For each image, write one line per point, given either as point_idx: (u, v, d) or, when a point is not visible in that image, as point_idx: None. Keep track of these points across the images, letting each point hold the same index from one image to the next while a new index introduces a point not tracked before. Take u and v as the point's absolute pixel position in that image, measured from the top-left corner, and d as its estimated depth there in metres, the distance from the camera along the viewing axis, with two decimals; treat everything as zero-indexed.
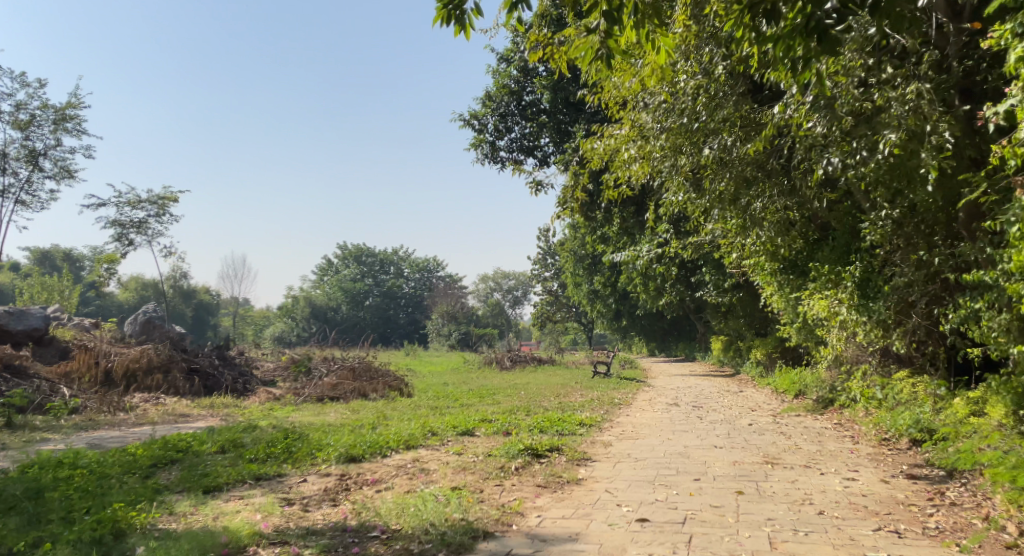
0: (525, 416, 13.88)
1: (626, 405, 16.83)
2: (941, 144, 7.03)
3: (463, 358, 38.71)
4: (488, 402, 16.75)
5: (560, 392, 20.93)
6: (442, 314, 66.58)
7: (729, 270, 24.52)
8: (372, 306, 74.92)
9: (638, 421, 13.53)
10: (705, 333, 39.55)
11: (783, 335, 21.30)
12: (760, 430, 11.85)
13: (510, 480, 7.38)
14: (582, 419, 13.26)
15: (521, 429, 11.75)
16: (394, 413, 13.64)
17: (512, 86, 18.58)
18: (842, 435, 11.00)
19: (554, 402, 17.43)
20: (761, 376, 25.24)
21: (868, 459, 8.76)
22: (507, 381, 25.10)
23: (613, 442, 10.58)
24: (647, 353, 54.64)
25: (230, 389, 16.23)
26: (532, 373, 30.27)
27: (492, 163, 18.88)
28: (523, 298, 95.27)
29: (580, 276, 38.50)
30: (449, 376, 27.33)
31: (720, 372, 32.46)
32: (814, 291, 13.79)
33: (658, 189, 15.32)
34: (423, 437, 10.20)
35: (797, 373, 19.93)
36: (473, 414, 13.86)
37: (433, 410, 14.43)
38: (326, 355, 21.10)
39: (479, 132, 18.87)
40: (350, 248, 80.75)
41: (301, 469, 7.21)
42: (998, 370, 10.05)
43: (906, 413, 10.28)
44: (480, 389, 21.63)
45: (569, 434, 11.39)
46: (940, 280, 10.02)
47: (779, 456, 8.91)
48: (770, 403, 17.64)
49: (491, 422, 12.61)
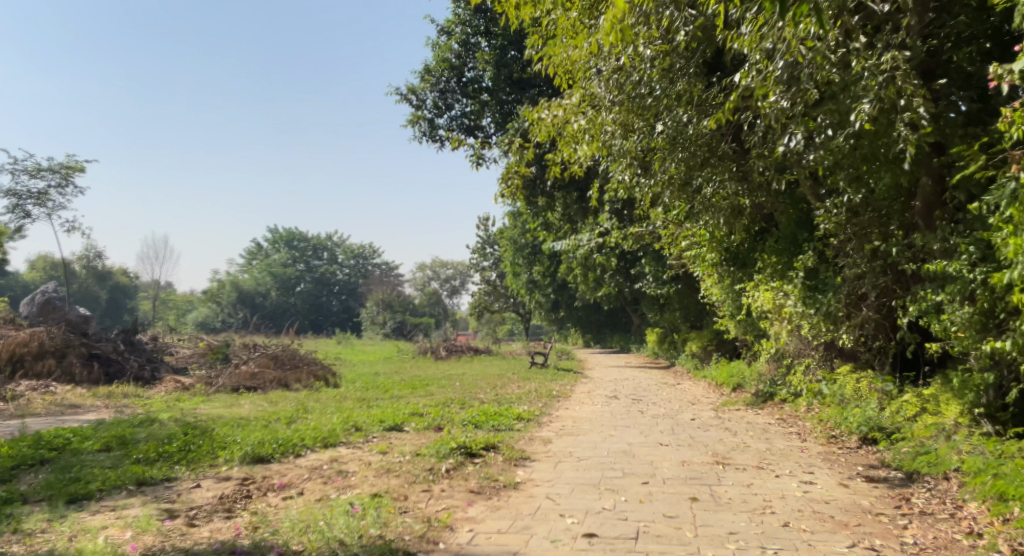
0: (457, 409, 13.08)
1: (563, 398, 16.20)
2: (915, 122, 6.52)
3: (396, 347, 37.68)
4: (419, 394, 15.91)
5: (495, 383, 20.20)
6: (377, 302, 65.23)
7: (669, 261, 24.17)
8: (305, 293, 72.94)
9: (577, 415, 12.87)
10: (641, 325, 39.39)
11: (721, 328, 21.05)
12: (704, 426, 11.33)
13: (439, 485, 6.58)
14: (517, 413, 12.55)
15: (453, 424, 10.96)
16: (315, 405, 12.66)
17: (453, 60, 17.76)
18: (788, 432, 10.49)
19: (488, 394, 16.68)
20: (696, 369, 25.01)
21: (820, 459, 8.21)
22: (440, 371, 24.33)
23: (551, 439, 9.87)
24: (583, 344, 54.45)
25: (134, 376, 15.06)
26: (467, 363, 29.57)
27: (430, 140, 17.94)
28: (461, 288, 94.35)
29: (519, 265, 37.89)
30: (380, 366, 26.34)
31: (655, 365, 32.27)
32: (760, 282, 13.35)
33: (603, 171, 14.71)
34: (345, 434, 9.28)
35: (735, 366, 19.68)
36: (400, 407, 13.00)
37: (359, 402, 13.52)
38: (246, 343, 19.89)
39: (417, 107, 17.91)
40: (281, 232, 78.48)
41: (195, 473, 6.47)
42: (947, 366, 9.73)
43: (855, 411, 9.85)
44: (412, 379, 20.72)
45: (504, 429, 10.67)
46: (894, 271, 9.59)
47: (729, 456, 8.33)
48: (709, 396, 17.28)
49: (418, 416, 11.77)
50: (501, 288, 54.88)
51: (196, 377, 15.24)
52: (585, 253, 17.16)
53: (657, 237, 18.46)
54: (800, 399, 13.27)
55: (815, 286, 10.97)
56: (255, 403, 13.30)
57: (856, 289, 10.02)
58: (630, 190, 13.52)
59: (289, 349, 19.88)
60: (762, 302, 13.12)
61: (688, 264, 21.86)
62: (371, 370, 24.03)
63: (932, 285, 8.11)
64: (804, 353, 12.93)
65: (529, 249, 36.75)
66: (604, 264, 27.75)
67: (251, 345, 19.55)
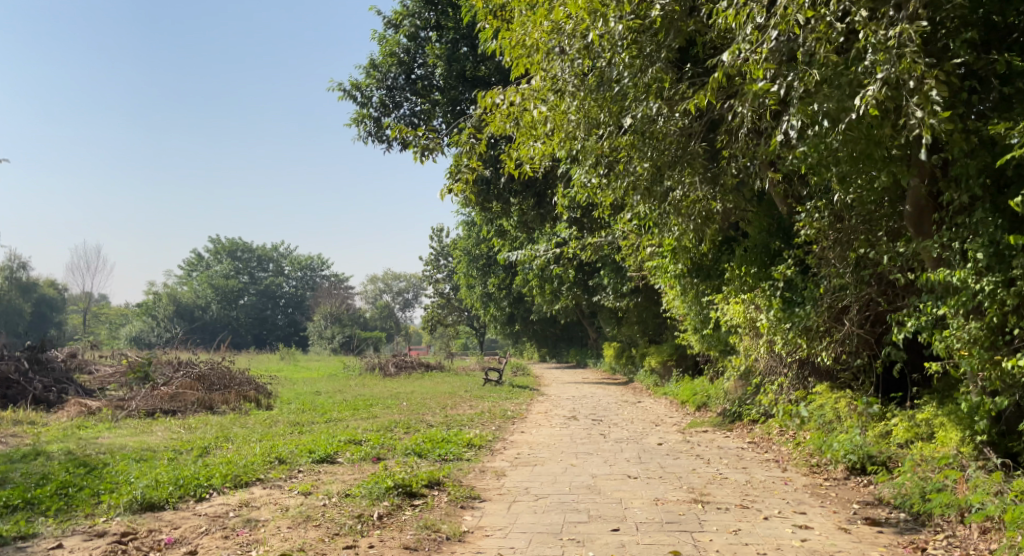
0: (402, 435, 11.92)
1: (518, 418, 15.14)
2: (926, 107, 5.74)
3: (343, 363, 36.19)
4: (360, 416, 14.72)
5: (444, 402, 19.02)
6: (325, 316, 63.45)
7: (627, 273, 23.36)
8: (250, 306, 70.66)
9: (534, 440, 11.81)
10: (597, 339, 38.56)
11: (682, 342, 20.25)
12: (671, 451, 10.37)
13: (367, 539, 5.51)
14: (466, 437, 11.47)
15: (393, 453, 9.85)
16: (237, 433, 11.45)
17: (401, 56, 16.78)
18: (764, 459, 9.58)
19: (437, 416, 15.54)
20: (655, 385, 24.17)
21: (808, 493, 7.29)
22: (389, 389, 23.14)
23: (506, 471, 8.81)
24: (537, 359, 53.49)
25: (36, 400, 14.11)
26: (418, 380, 28.38)
27: (376, 141, 16.79)
28: (414, 301, 92.79)
29: (472, 278, 36.80)
30: (324, 384, 24.96)
31: (611, 379, 31.42)
32: (729, 294, 12.50)
33: (561, 175, 13.82)
34: (261, 470, 8.24)
35: (696, 382, 18.85)
36: (337, 432, 11.82)
37: (291, 429, 12.32)
38: (173, 361, 18.43)
39: (362, 106, 16.76)
40: (225, 243, 76.34)
41: (61, 527, 5.60)
42: (934, 383, 8.96)
43: (838, 436, 8.96)
44: (356, 399, 19.42)
45: (451, 459, 9.59)
46: (879, 281, 8.82)
47: (707, 490, 7.34)
48: (672, 415, 16.36)
49: (356, 444, 10.61)
50: (454, 301, 53.69)
51: (107, 400, 14.17)
52: (542, 262, 16.22)
53: (618, 246, 17.58)
54: (771, 420, 12.41)
55: (791, 298, 10.15)
56: (173, 430, 11.95)
57: (837, 300, 9.24)
58: (590, 194, 12.65)
59: (221, 368, 18.48)
60: (732, 316, 12.25)
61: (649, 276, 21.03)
62: (313, 389, 22.65)
63: (930, 296, 7.27)
64: (775, 371, 12.09)
65: (483, 261, 35.72)
66: (560, 276, 26.83)
67: (180, 364, 18.11)
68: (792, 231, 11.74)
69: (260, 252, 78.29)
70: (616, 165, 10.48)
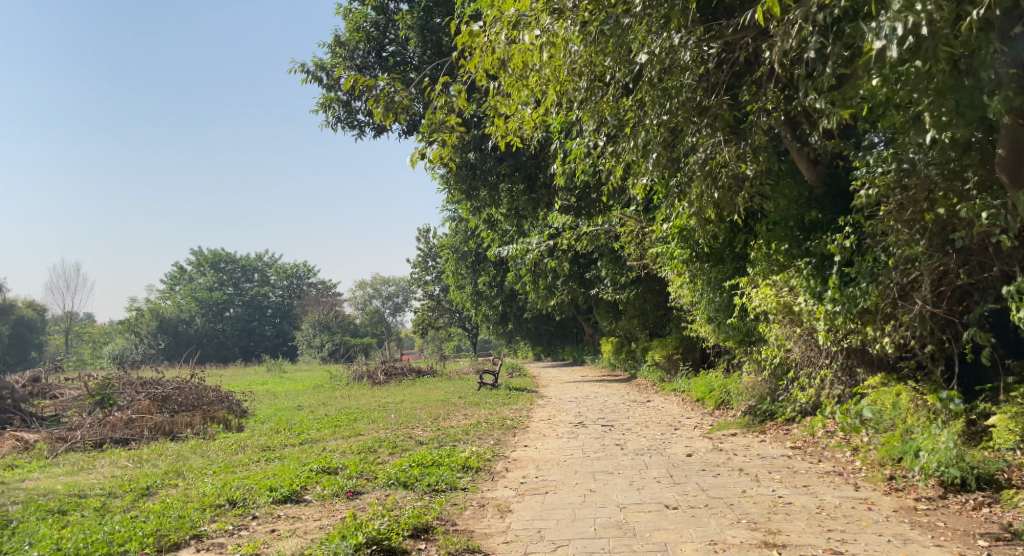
0: (387, 458, 10.21)
1: (519, 428, 13.44)
2: None
3: (330, 373, 34.38)
4: (341, 435, 12.96)
5: (436, 413, 17.26)
6: (313, 324, 61.65)
7: (626, 262, 21.70)
8: (235, 317, 68.72)
9: (541, 455, 10.08)
10: (594, 336, 36.91)
11: (691, 332, 18.62)
12: (706, 465, 8.69)
13: None
14: (460, 457, 9.77)
15: (373, 484, 8.16)
16: (191, 466, 9.72)
17: (371, 30, 15.05)
18: (823, 472, 7.92)
19: (427, 430, 13.79)
20: (661, 382, 22.53)
21: (908, 525, 5.65)
22: (377, 400, 21.38)
23: (511, 503, 7.13)
24: (532, 358, 51.88)
25: None
26: (409, 388, 26.63)
27: (347, 127, 15.02)
28: (403, 305, 90.95)
29: (462, 276, 35.03)
30: (307, 398, 23.16)
31: (612, 376, 29.74)
32: (758, 274, 10.82)
33: (556, 149, 12.13)
34: (202, 523, 6.57)
35: (711, 376, 17.20)
36: (310, 458, 10.10)
37: (257, 455, 10.60)
38: (134, 380, 16.64)
39: (330, 88, 14.97)
40: (206, 254, 74.36)
41: None
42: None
43: (915, 440, 7.31)
44: (338, 414, 17.63)
45: (442, 488, 7.91)
46: (956, 248, 7.21)
47: (778, 527, 5.69)
48: (690, 414, 14.68)
49: (330, 473, 8.91)
50: (445, 302, 51.94)
51: (48, 431, 12.47)
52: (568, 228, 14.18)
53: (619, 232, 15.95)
54: (811, 419, 10.75)
55: (840, 276, 8.49)
56: (118, 464, 10.21)
57: (904, 275, 7.59)
58: (591, 165, 10.97)
59: (187, 385, 16.67)
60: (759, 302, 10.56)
61: (653, 264, 19.39)
62: (295, 404, 20.88)
63: None
64: (815, 363, 10.40)
65: (473, 258, 34.01)
66: (555, 270, 25.14)
67: (140, 383, 16.29)
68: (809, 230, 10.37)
69: (243, 262, 76.34)
70: (626, 125, 8.80)
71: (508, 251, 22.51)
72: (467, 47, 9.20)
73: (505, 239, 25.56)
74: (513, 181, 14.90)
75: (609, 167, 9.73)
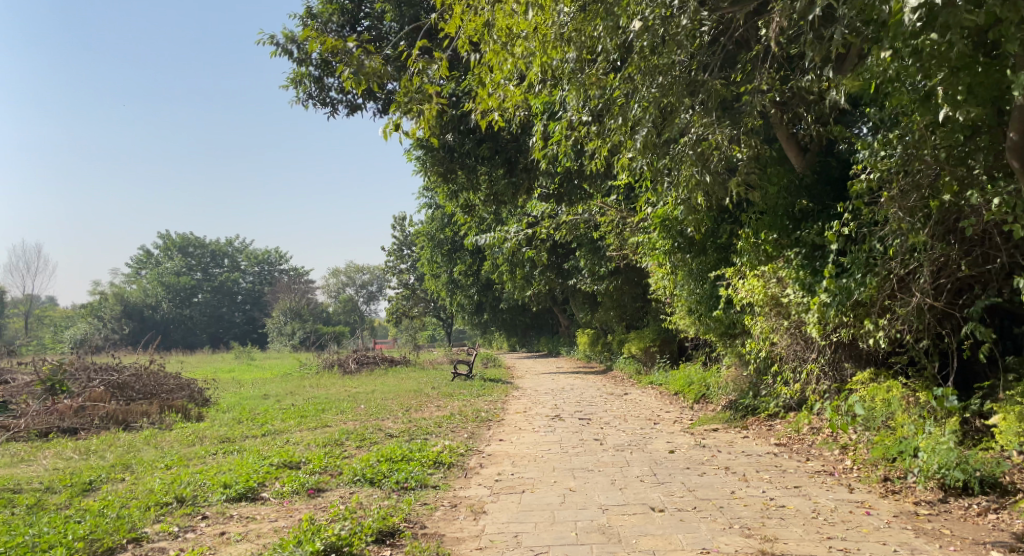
0: (354, 452, 9.69)
1: (493, 421, 12.95)
2: None
3: (300, 361, 33.68)
4: (306, 426, 12.38)
5: (407, 403, 16.75)
6: (285, 311, 60.66)
7: (605, 252, 21.30)
8: (204, 303, 67.51)
9: (516, 451, 9.60)
10: (569, 327, 36.55)
11: (670, 324, 18.25)
12: (690, 462, 8.28)
13: None
14: (431, 451, 9.27)
15: (337, 481, 7.64)
16: (143, 458, 9.11)
17: (344, 3, 14.44)
18: (813, 471, 7.53)
19: (398, 422, 13.27)
20: (638, 374, 22.19)
21: (912, 533, 5.25)
22: (347, 390, 20.75)
23: (485, 504, 6.65)
24: (506, 349, 51.46)
25: None
26: (380, 377, 26.02)
27: (319, 104, 14.53)
28: (377, 294, 90.05)
29: (436, 264, 34.46)
30: (274, 387, 22.51)
31: (588, 368, 29.38)
32: (745, 263, 10.42)
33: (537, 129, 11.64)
34: (145, 524, 6.01)
35: (689, 369, 16.85)
36: (270, 451, 9.55)
37: (215, 448, 10.02)
38: (90, 366, 15.89)
39: (301, 63, 14.37)
40: (175, 238, 72.95)
41: None
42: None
43: (912, 439, 6.93)
44: (306, 404, 17.05)
45: (412, 485, 7.41)
46: (959, 237, 6.87)
47: (774, 533, 5.27)
48: (668, 408, 14.30)
49: (291, 469, 8.37)
50: (420, 291, 51.31)
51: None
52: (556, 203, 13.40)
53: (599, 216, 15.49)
54: (796, 415, 10.40)
55: (834, 267, 8.09)
56: (64, 455, 9.56)
57: (903, 264, 7.20)
58: (573, 147, 10.48)
59: (146, 373, 15.99)
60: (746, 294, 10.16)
61: (633, 254, 18.98)
62: (261, 393, 20.24)
63: None
64: (801, 357, 10.04)
65: (448, 246, 33.45)
66: (532, 259, 24.69)
67: (95, 370, 15.55)
68: (798, 220, 10.00)
69: (213, 247, 75.01)
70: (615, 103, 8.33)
71: (485, 240, 21.99)
72: (445, 17, 8.66)
73: (481, 227, 25.04)
74: (492, 165, 14.38)
75: (593, 148, 9.23)
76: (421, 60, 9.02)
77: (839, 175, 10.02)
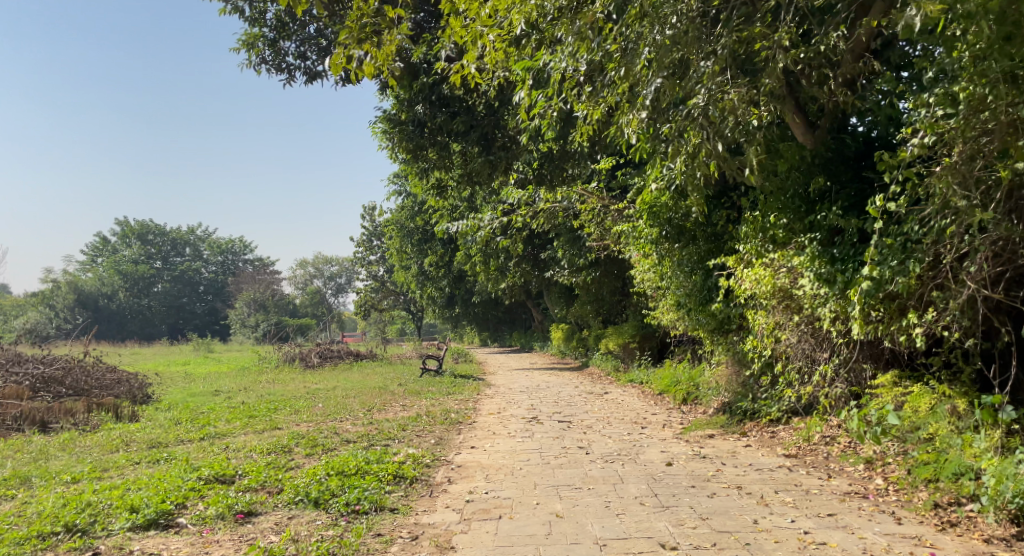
0: (302, 462, 8.39)
1: (464, 424, 11.69)
2: None
3: (260, 354, 32.15)
4: (252, 430, 11.01)
5: (370, 402, 15.42)
6: (248, 302, 58.79)
7: (584, 242, 20.10)
8: (164, 293, 65.39)
9: (490, 461, 8.34)
10: (543, 321, 35.41)
11: (653, 319, 17.13)
12: (694, 478, 7.09)
13: None
14: (391, 463, 7.98)
15: (273, 503, 6.34)
16: (48, 470, 7.73)
17: None
18: (842, 492, 6.37)
19: (357, 425, 11.94)
20: (616, 371, 21.02)
21: None
22: (306, 387, 19.35)
23: (453, 535, 5.39)
24: (477, 343, 50.23)
25: None
26: (345, 373, 24.66)
27: (274, 70, 13.24)
28: (346, 286, 88.14)
29: (406, 254, 33.04)
30: (227, 383, 21.01)
31: (562, 364, 28.23)
32: (749, 251, 9.26)
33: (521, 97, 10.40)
34: None
35: (674, 368, 15.72)
36: (202, 462, 8.18)
37: (139, 457, 8.64)
38: (16, 359, 14.32)
39: (256, 25, 13.03)
40: (135, 226, 70.66)
41: None
42: None
43: (964, 458, 5.80)
44: (258, 402, 15.62)
45: (364, 510, 6.13)
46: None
47: None
48: (654, 410, 13.15)
49: (221, 485, 7.06)
50: (389, 283, 49.77)
51: None
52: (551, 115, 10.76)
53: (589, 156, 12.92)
54: (804, 421, 9.24)
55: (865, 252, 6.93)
56: None
57: (957, 248, 6.07)
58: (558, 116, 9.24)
59: (78, 366, 14.48)
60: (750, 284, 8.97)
61: (615, 244, 17.78)
62: (212, 390, 18.81)
63: None
64: (812, 357, 8.88)
65: (419, 235, 32.07)
66: (507, 249, 23.45)
67: (21, 363, 14.01)
68: (812, 201, 8.82)
69: (176, 236, 72.75)
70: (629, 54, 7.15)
71: (458, 228, 20.67)
72: None
73: (454, 215, 23.72)
74: (466, 141, 13.08)
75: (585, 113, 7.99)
76: (381, 6, 7.72)
77: (852, 155, 8.79)
